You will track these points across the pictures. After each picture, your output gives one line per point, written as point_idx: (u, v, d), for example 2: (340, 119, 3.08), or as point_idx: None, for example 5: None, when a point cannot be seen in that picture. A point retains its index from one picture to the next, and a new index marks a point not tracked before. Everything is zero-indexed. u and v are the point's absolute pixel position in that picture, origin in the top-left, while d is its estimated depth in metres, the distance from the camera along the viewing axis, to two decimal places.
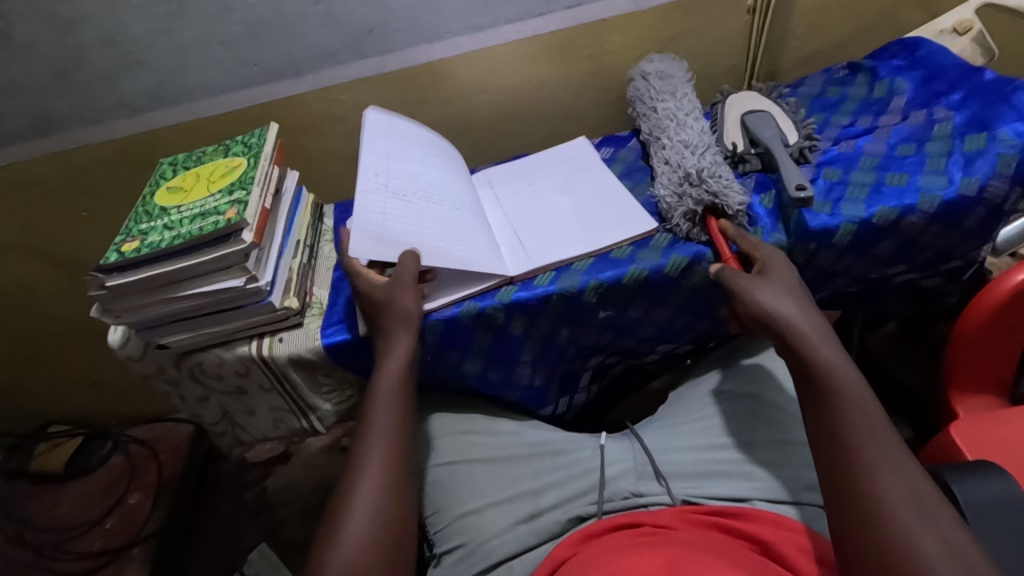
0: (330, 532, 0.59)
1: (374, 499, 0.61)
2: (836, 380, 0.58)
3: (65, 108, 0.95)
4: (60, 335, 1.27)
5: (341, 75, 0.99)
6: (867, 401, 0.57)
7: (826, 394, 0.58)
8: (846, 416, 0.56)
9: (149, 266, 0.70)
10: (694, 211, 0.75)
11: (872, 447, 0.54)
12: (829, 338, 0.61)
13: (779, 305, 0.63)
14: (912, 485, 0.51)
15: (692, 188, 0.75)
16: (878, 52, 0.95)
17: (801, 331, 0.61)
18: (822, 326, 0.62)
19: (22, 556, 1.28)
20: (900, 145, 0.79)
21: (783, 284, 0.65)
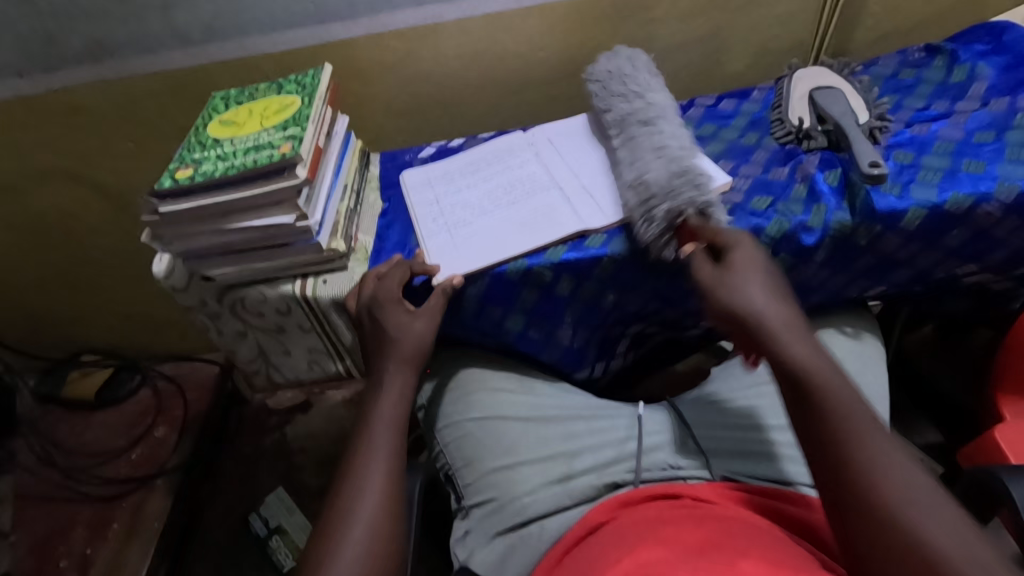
0: (350, 485, 0.59)
1: (388, 460, 0.61)
2: (811, 375, 0.55)
3: (121, 35, 0.95)
4: (100, 266, 1.29)
5: (397, 21, 0.97)
6: (842, 391, 0.53)
7: (805, 388, 0.54)
8: (827, 410, 0.53)
9: (203, 195, 0.70)
10: (674, 215, 0.68)
11: (861, 435, 0.51)
12: (798, 326, 0.58)
13: (745, 296, 0.61)
14: (904, 465, 0.49)
15: (658, 202, 0.69)
16: (960, 35, 0.90)
17: (772, 324, 0.58)
18: (788, 318, 0.59)
19: (52, 477, 1.33)
20: (978, 132, 0.75)
21: (747, 274, 0.62)
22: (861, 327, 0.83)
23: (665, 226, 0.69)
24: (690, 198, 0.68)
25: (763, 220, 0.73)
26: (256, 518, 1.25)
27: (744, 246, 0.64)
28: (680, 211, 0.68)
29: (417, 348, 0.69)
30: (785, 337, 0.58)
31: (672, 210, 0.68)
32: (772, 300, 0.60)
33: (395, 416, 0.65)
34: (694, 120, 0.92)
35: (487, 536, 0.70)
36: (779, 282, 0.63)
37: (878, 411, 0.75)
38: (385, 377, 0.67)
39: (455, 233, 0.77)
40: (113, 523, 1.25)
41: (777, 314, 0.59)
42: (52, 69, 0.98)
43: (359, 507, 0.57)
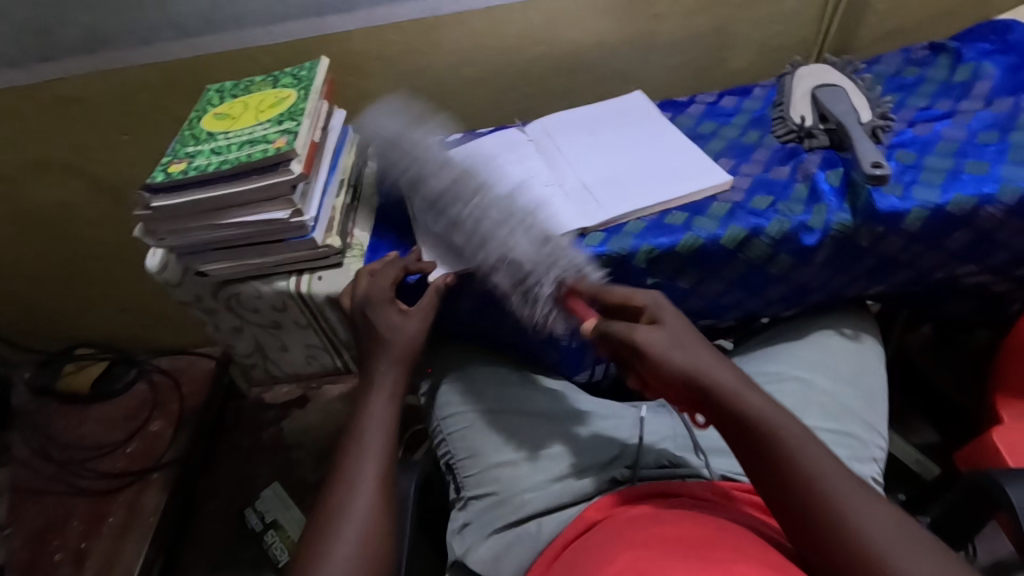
0: (342, 485, 0.58)
1: (380, 459, 0.60)
2: (768, 430, 0.52)
3: (115, 25, 0.94)
4: (95, 259, 1.28)
5: (395, 14, 0.95)
6: (802, 438, 0.52)
7: (765, 448, 0.52)
8: (793, 457, 0.51)
9: (196, 190, 0.69)
10: (558, 286, 0.66)
11: (828, 494, 0.49)
12: (746, 381, 0.56)
13: (692, 359, 0.57)
14: (876, 514, 0.48)
15: (535, 283, 0.65)
16: (964, 34, 0.89)
17: (725, 387, 0.55)
18: (734, 374, 0.56)
19: (48, 470, 1.33)
20: (982, 132, 0.74)
21: (680, 334, 0.59)
22: (861, 328, 0.82)
23: (553, 304, 0.67)
24: (565, 263, 0.66)
25: (762, 220, 0.72)
26: (251, 513, 1.25)
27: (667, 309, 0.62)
28: (553, 286, 0.65)
29: (410, 348, 0.69)
30: (736, 391, 0.55)
31: (554, 282, 0.65)
32: (717, 361, 0.57)
33: (388, 415, 0.64)
34: (695, 117, 0.91)
35: (485, 531, 0.69)
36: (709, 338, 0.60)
37: (874, 412, 0.75)
38: (376, 377, 0.67)
39: None
40: (109, 516, 1.25)
41: (719, 373, 0.56)
42: (45, 60, 0.97)
43: (350, 504, 0.56)
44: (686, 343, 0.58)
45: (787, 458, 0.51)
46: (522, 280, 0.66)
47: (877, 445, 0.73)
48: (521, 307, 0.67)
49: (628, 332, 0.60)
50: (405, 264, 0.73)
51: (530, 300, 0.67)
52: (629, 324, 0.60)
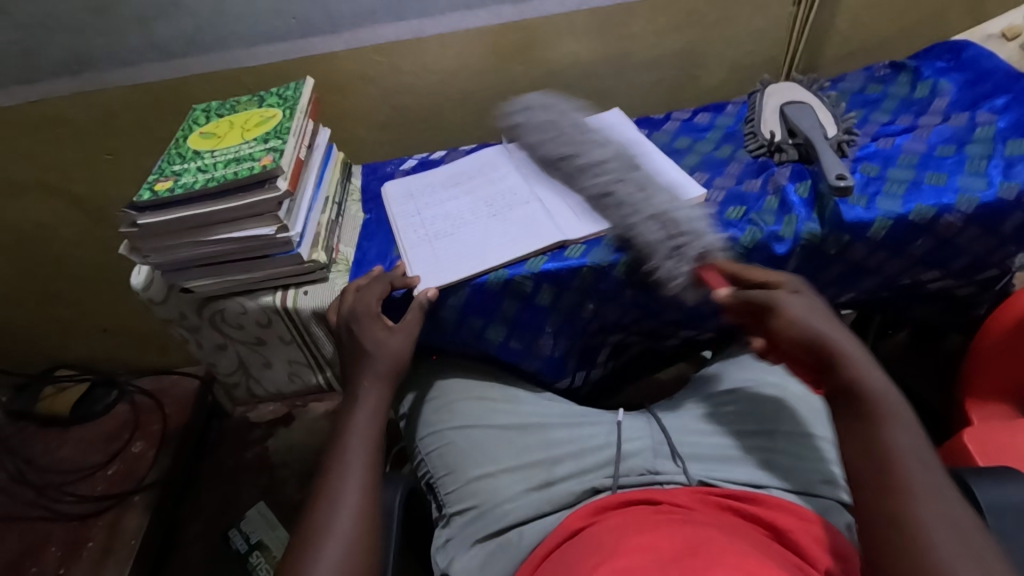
0: (325, 501, 0.59)
1: (363, 474, 0.61)
2: (874, 399, 0.55)
3: (100, 47, 0.95)
4: (76, 278, 1.27)
5: (378, 36, 0.98)
6: (907, 420, 0.54)
7: (867, 412, 0.54)
8: (887, 431, 0.53)
9: (182, 207, 0.70)
10: (694, 261, 0.71)
11: (909, 480, 0.49)
12: (868, 357, 0.58)
13: (825, 330, 0.61)
14: (952, 516, 0.46)
15: (679, 249, 0.71)
16: (922, 53, 0.93)
17: (848, 355, 0.58)
18: (862, 349, 0.59)
19: (25, 495, 1.30)
20: (940, 146, 0.78)
21: (812, 304, 0.64)
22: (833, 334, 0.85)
23: (690, 274, 0.72)
24: (700, 243, 0.71)
25: (737, 231, 0.75)
26: (236, 534, 1.23)
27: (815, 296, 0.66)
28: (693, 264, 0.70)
29: (394, 362, 0.70)
30: (861, 363, 0.57)
31: (698, 254, 0.71)
32: (850, 340, 0.60)
33: (369, 430, 0.65)
34: (671, 133, 0.94)
35: (467, 543, 0.70)
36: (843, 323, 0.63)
37: None
38: (360, 393, 0.68)
39: (435, 245, 0.78)
40: (88, 541, 1.22)
41: (844, 341, 0.59)
42: (29, 82, 0.98)
43: (332, 523, 0.56)
44: (811, 322, 0.62)
45: (882, 435, 0.53)
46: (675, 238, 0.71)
47: None
48: (663, 271, 0.71)
49: (770, 296, 0.65)
50: (391, 278, 0.73)
51: (674, 267, 0.71)
52: (769, 292, 0.65)
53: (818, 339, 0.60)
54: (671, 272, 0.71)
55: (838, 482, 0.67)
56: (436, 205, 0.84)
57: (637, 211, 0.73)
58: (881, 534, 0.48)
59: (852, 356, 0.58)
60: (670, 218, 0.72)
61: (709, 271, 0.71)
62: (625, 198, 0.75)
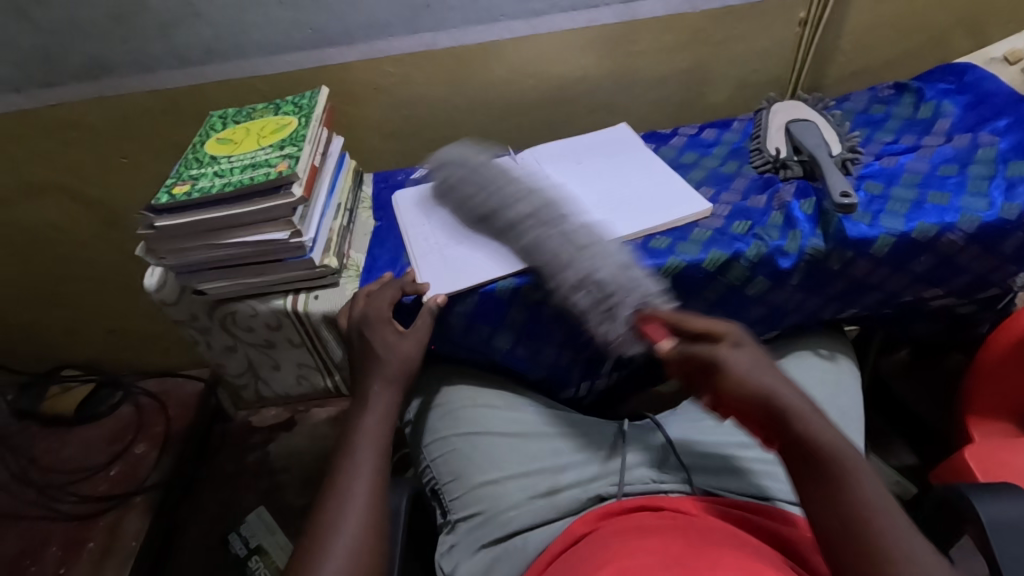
0: (334, 499, 0.60)
1: (371, 474, 0.62)
2: (832, 454, 0.54)
3: (120, 53, 0.97)
4: (86, 279, 1.28)
5: (392, 47, 1.00)
6: (865, 473, 0.53)
7: (829, 470, 0.54)
8: (851, 490, 0.52)
9: (199, 210, 0.72)
10: (630, 317, 0.67)
11: (874, 518, 0.50)
12: (815, 409, 0.57)
13: (768, 380, 0.59)
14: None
15: (616, 302, 0.67)
16: (926, 74, 0.95)
17: (797, 409, 0.57)
18: (809, 403, 0.58)
19: (27, 494, 1.31)
20: (943, 165, 0.80)
21: (756, 354, 0.61)
22: (836, 348, 0.86)
23: (629, 329, 0.68)
24: (638, 295, 0.67)
25: (743, 244, 0.76)
26: (236, 537, 1.23)
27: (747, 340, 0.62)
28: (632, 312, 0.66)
29: (403, 368, 0.71)
30: (809, 416, 0.56)
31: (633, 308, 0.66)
32: (790, 388, 0.59)
33: (379, 432, 0.66)
34: (677, 148, 0.96)
35: (472, 548, 0.70)
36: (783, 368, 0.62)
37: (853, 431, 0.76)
38: (370, 395, 0.69)
39: (444, 252, 0.80)
40: (88, 542, 1.22)
41: (793, 396, 0.58)
42: (50, 86, 1.00)
43: (341, 522, 0.57)
44: (755, 372, 0.59)
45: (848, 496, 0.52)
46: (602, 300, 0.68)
47: None
48: (603, 331, 0.69)
49: (706, 351, 0.62)
50: (403, 284, 0.75)
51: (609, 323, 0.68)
52: (709, 346, 0.62)
53: (769, 400, 0.57)
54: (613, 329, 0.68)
55: None
56: (447, 214, 0.86)
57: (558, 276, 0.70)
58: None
59: (800, 409, 0.57)
60: (607, 276, 0.68)
61: (648, 324, 0.66)
62: (552, 259, 0.71)
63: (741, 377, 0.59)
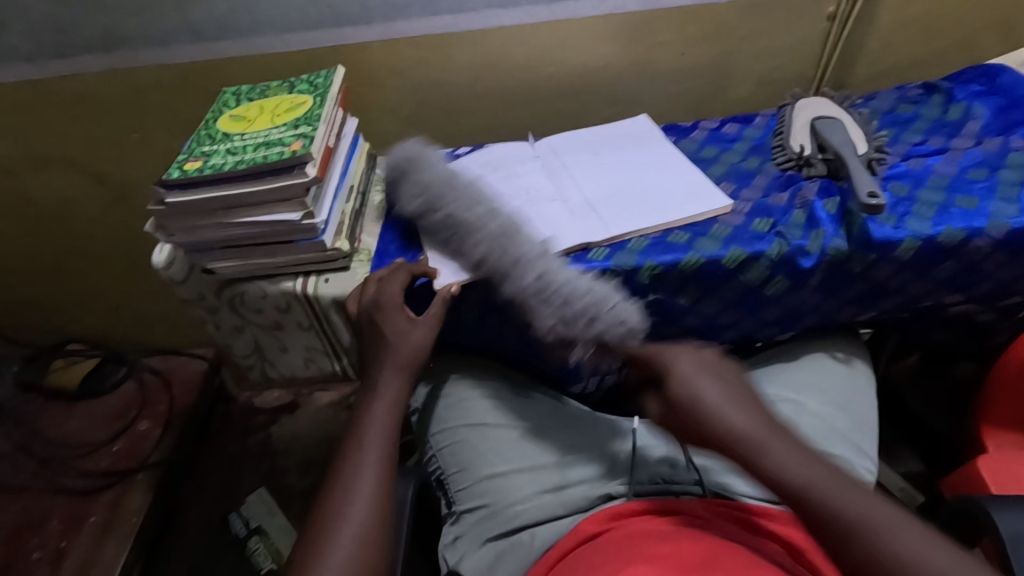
0: (340, 488, 0.58)
1: (378, 464, 0.61)
2: (794, 485, 0.52)
3: (134, 25, 0.95)
4: (93, 254, 1.28)
5: (410, 29, 0.98)
6: (835, 489, 0.51)
7: (799, 501, 0.52)
8: (827, 511, 0.50)
9: (211, 188, 0.70)
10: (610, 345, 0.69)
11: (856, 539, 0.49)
12: (763, 424, 0.57)
13: (707, 406, 0.58)
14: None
15: (570, 316, 0.68)
16: (956, 75, 0.93)
17: (741, 435, 0.56)
18: (753, 420, 0.57)
19: (30, 467, 1.31)
20: (972, 169, 0.78)
21: (688, 371, 0.62)
22: (852, 352, 0.85)
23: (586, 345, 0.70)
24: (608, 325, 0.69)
25: (764, 243, 0.74)
26: (236, 517, 1.23)
27: (680, 363, 0.63)
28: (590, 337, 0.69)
29: (414, 355, 0.70)
30: (757, 442, 0.55)
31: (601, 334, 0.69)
32: (736, 406, 0.58)
33: (388, 421, 0.65)
34: (697, 141, 0.94)
35: (478, 540, 0.69)
36: (727, 373, 0.62)
37: (864, 437, 0.77)
38: (379, 382, 0.68)
39: (457, 240, 0.78)
40: (90, 516, 1.23)
41: (716, 405, 0.58)
42: (61, 57, 0.98)
43: (346, 511, 0.56)
44: (695, 399, 0.59)
45: (827, 523, 0.50)
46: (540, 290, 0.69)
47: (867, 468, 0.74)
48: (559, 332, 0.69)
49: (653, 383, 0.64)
50: (413, 268, 0.74)
51: (566, 325, 0.69)
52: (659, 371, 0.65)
53: (737, 440, 0.55)
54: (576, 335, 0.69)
55: None
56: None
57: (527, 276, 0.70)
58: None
59: (763, 437, 0.55)
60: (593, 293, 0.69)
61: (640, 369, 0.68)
62: (511, 265, 0.70)
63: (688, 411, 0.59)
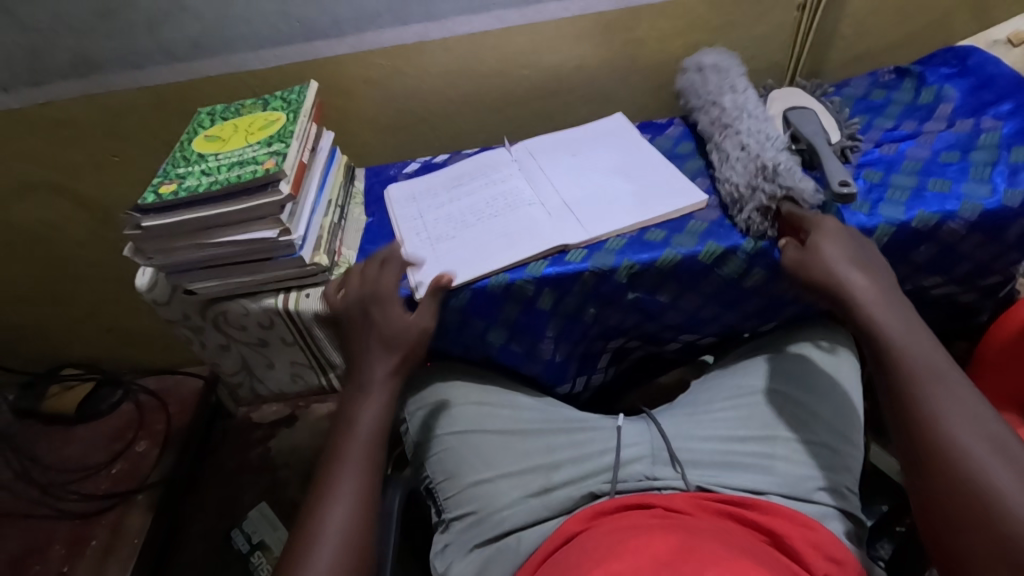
0: (316, 502, 0.60)
1: (357, 473, 0.62)
2: (896, 351, 0.59)
3: (107, 48, 0.95)
4: (82, 278, 1.28)
5: (381, 40, 0.98)
6: (949, 379, 0.56)
7: (905, 373, 0.58)
8: (931, 390, 0.56)
9: (188, 209, 0.71)
10: (766, 208, 0.73)
11: (943, 413, 0.54)
12: (878, 295, 0.63)
13: (844, 274, 0.64)
14: (1010, 459, 0.50)
15: (765, 182, 0.73)
16: (927, 58, 0.93)
17: (855, 294, 0.63)
18: (887, 292, 0.64)
19: (30, 493, 1.31)
20: (944, 152, 0.78)
21: (823, 231, 0.68)
22: (838, 340, 0.81)
23: (762, 215, 0.74)
24: (788, 182, 0.72)
25: (739, 236, 0.75)
26: (238, 534, 1.22)
27: (821, 223, 0.69)
28: (771, 202, 0.72)
29: (401, 361, 0.70)
30: (873, 308, 0.62)
31: (776, 194, 0.72)
32: (858, 273, 0.64)
33: (370, 430, 0.66)
34: (674, 137, 0.94)
35: (465, 548, 0.70)
36: (863, 249, 0.67)
37: (852, 426, 0.73)
38: (367, 389, 0.68)
39: (437, 248, 0.79)
40: (92, 539, 1.23)
41: (835, 261, 0.65)
42: (37, 85, 0.99)
43: (317, 524, 0.58)
44: (810, 260, 0.67)
45: (912, 385, 0.57)
46: (763, 167, 0.75)
47: (854, 456, 0.71)
48: (735, 192, 0.75)
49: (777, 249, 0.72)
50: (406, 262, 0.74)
51: (748, 193, 0.74)
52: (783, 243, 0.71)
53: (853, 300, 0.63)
54: (744, 202, 0.74)
55: (832, 488, 0.69)
56: (440, 208, 0.85)
57: (742, 130, 0.81)
58: (951, 510, 0.51)
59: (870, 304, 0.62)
60: (760, 164, 0.75)
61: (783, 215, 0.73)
62: (731, 156, 0.79)
63: (814, 265, 0.66)
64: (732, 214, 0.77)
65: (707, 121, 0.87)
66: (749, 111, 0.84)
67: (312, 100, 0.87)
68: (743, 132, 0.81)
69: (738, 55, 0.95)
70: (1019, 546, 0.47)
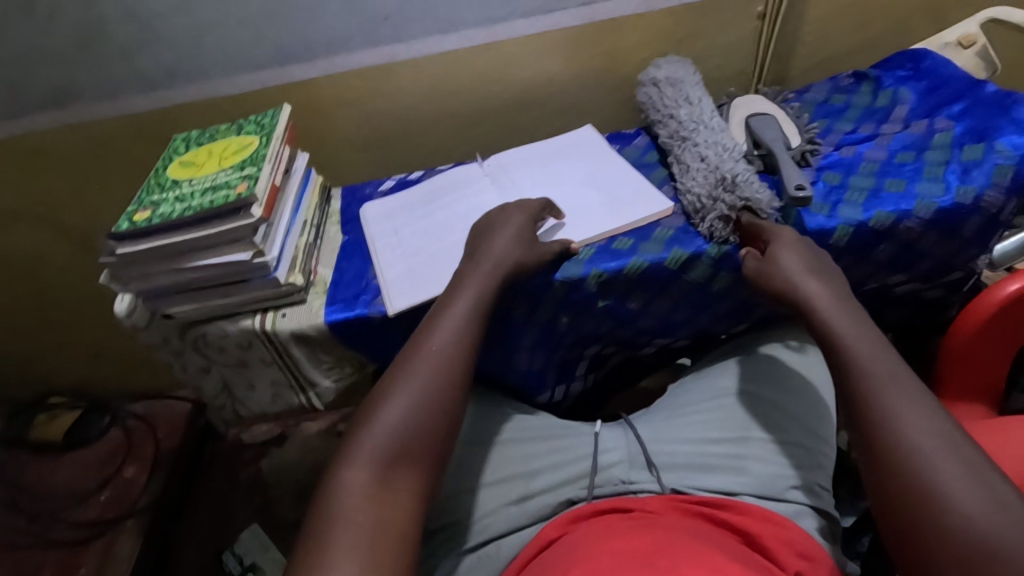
0: (382, 390, 0.59)
1: (430, 367, 0.60)
2: (848, 352, 0.59)
3: (84, 79, 0.97)
4: (66, 305, 1.29)
5: (353, 62, 1.00)
6: (901, 381, 0.56)
7: (856, 377, 0.58)
8: (882, 390, 0.55)
9: (161, 235, 0.72)
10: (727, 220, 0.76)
11: (893, 412, 0.54)
12: (836, 301, 0.64)
13: (800, 284, 0.66)
14: (960, 457, 0.50)
15: (725, 193, 0.76)
16: (884, 62, 0.96)
17: (811, 300, 0.64)
18: (844, 300, 0.64)
19: (18, 523, 1.30)
20: (900, 152, 0.80)
21: (781, 241, 0.70)
22: (806, 339, 0.83)
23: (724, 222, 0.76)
24: (749, 192, 0.75)
25: (704, 242, 0.77)
26: (230, 556, 1.23)
27: (778, 234, 0.71)
28: (732, 212, 0.75)
29: (493, 274, 0.69)
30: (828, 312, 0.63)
31: (736, 204, 0.75)
32: (815, 281, 0.66)
33: (455, 329, 0.64)
34: (641, 147, 0.96)
35: (445, 559, 0.70)
36: (820, 260, 0.69)
37: (820, 423, 0.75)
38: (460, 291, 0.68)
39: (411, 264, 0.80)
40: (81, 567, 1.23)
41: (793, 271, 0.67)
42: (15, 117, 1.00)
43: (375, 413, 0.57)
44: (769, 270, 0.69)
45: (865, 386, 0.56)
46: (723, 179, 0.77)
47: (824, 454, 0.74)
48: (698, 204, 0.78)
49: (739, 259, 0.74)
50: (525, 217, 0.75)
51: (709, 203, 0.77)
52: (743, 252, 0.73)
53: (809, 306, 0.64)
54: (706, 213, 0.77)
55: (803, 484, 0.70)
56: (413, 224, 0.87)
57: (699, 142, 0.84)
58: (900, 511, 0.50)
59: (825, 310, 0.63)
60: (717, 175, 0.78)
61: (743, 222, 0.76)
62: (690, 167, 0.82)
63: (773, 274, 0.68)
64: (694, 221, 0.79)
65: (667, 134, 0.89)
66: (706, 119, 0.87)
67: (284, 123, 0.88)
68: (700, 144, 0.84)
69: (692, 63, 0.98)
70: (967, 546, 0.45)
